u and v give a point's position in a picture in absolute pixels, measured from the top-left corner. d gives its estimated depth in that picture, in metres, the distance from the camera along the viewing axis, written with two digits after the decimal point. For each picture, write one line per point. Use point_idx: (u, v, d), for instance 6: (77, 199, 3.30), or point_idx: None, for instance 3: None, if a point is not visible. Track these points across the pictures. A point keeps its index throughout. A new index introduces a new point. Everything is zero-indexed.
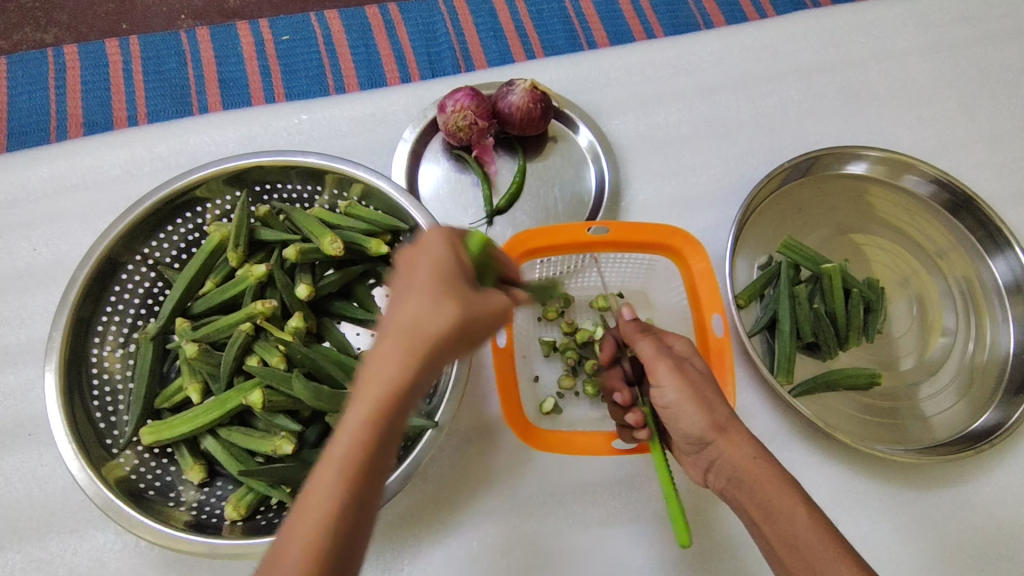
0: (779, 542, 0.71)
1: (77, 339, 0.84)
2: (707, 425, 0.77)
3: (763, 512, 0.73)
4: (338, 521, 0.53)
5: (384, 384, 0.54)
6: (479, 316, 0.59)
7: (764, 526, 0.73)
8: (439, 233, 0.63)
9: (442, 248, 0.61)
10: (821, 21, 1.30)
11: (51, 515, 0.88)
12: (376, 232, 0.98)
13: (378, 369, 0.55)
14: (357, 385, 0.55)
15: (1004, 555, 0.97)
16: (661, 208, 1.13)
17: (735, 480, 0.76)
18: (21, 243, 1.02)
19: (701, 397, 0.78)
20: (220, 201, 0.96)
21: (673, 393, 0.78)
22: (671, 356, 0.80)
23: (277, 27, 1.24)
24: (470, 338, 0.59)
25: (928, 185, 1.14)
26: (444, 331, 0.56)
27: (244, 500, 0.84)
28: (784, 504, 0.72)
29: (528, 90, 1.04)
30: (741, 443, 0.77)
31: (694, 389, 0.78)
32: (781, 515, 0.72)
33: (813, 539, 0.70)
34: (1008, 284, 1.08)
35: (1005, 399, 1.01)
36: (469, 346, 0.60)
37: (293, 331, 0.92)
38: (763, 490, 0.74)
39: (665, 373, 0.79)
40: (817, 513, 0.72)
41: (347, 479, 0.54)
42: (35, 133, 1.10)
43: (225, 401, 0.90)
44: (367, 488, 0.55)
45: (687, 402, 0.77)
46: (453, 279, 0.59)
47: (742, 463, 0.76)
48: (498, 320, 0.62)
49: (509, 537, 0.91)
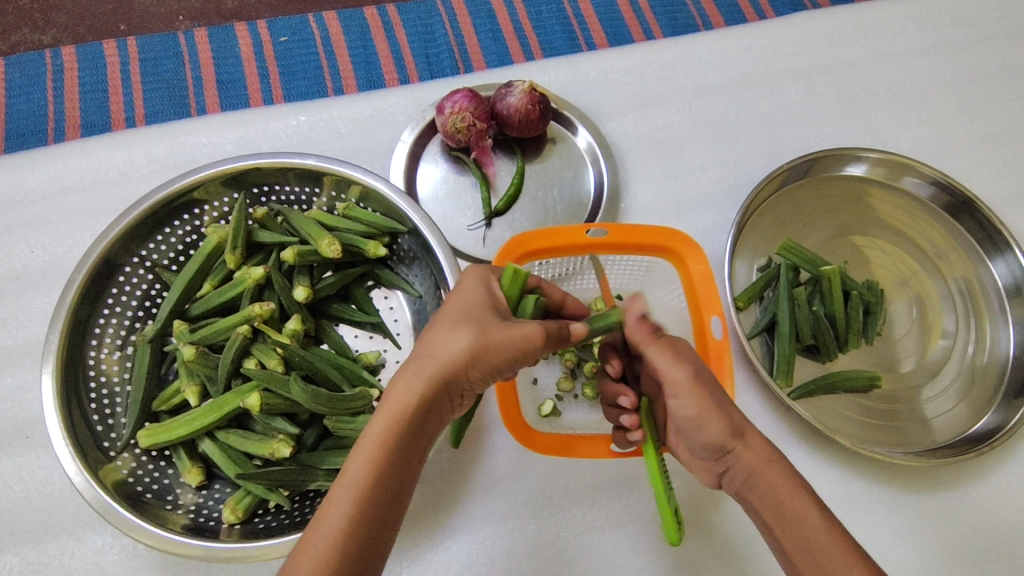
0: (792, 544, 0.71)
1: (75, 342, 0.84)
2: (728, 433, 0.76)
3: (776, 514, 0.72)
4: (349, 524, 0.60)
5: (397, 401, 0.64)
6: (494, 343, 0.66)
7: (776, 527, 0.73)
8: (474, 279, 0.74)
9: (473, 287, 0.73)
10: (820, 22, 1.30)
11: (49, 518, 0.88)
12: (373, 234, 0.98)
13: (396, 387, 0.65)
14: (379, 400, 0.66)
15: (1004, 558, 0.96)
16: (659, 210, 1.12)
17: (751, 485, 0.76)
18: (18, 244, 1.02)
19: (722, 407, 0.77)
20: (218, 203, 0.95)
21: (693, 404, 0.78)
22: (688, 366, 0.79)
23: (276, 28, 1.23)
24: (487, 363, 0.67)
25: (927, 187, 1.14)
26: (455, 353, 0.66)
27: (241, 503, 0.84)
28: (798, 506, 0.72)
29: (526, 92, 1.04)
30: (759, 449, 0.76)
31: (713, 400, 0.78)
32: (795, 517, 0.71)
33: (826, 541, 0.69)
34: (1007, 286, 1.08)
35: (1004, 402, 1.00)
36: (491, 374, 0.68)
37: (291, 334, 0.94)
38: (777, 493, 0.73)
39: (683, 386, 0.78)
40: (829, 515, 0.71)
41: (359, 484, 0.62)
42: (33, 136, 1.10)
43: (222, 404, 0.89)
44: (378, 493, 0.62)
45: (708, 413, 0.77)
46: (474, 314, 0.69)
47: (760, 469, 0.75)
48: (523, 348, 0.68)
49: (508, 540, 0.91)
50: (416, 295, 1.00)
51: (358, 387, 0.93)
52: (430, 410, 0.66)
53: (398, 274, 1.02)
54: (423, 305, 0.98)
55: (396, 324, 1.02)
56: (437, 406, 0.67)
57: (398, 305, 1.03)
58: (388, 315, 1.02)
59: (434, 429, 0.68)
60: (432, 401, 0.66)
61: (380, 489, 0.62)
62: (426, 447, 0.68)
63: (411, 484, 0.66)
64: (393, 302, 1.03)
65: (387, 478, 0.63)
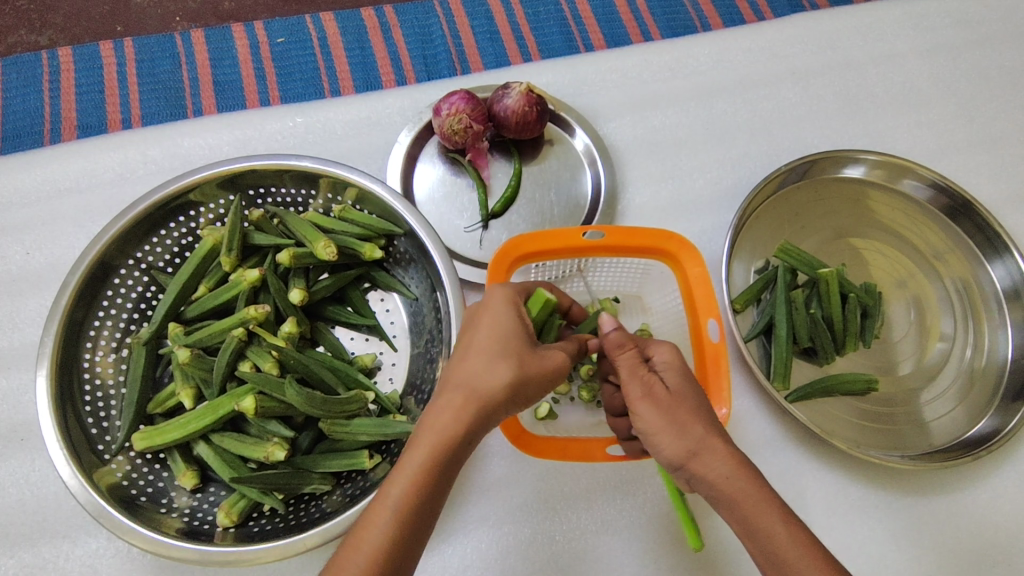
0: (762, 557, 0.69)
1: (69, 344, 0.83)
2: (680, 451, 0.72)
3: (744, 530, 0.69)
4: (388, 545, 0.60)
5: (442, 429, 0.64)
6: (530, 375, 0.69)
7: (745, 539, 0.70)
8: (502, 296, 0.74)
9: (505, 310, 0.73)
10: (819, 23, 1.30)
11: (44, 521, 0.88)
12: (369, 236, 0.98)
13: (443, 415, 0.65)
14: (420, 426, 0.65)
15: (1000, 561, 0.96)
16: (657, 212, 1.12)
17: (714, 498, 0.72)
18: (14, 247, 1.02)
19: (677, 423, 0.72)
20: (213, 204, 0.95)
21: (644, 421, 0.74)
22: (640, 379, 0.75)
23: (272, 29, 1.23)
24: (522, 394, 0.69)
25: (925, 189, 1.13)
26: (496, 385, 0.67)
27: (236, 507, 0.84)
28: (762, 521, 0.68)
29: (524, 93, 1.03)
30: (715, 462, 0.71)
31: (665, 413, 0.72)
32: (760, 532, 0.68)
33: (793, 556, 0.67)
34: (1006, 290, 1.08)
35: (1002, 406, 1.00)
36: (523, 404, 0.71)
37: (287, 336, 0.92)
38: (740, 508, 0.69)
39: (634, 403, 0.74)
40: (793, 523, 0.69)
41: (403, 503, 0.62)
42: (29, 137, 1.10)
43: (217, 407, 0.89)
44: (418, 520, 0.62)
45: (658, 430, 0.73)
46: (512, 344, 0.70)
47: (718, 483, 0.70)
48: (549, 380, 0.72)
49: (502, 543, 0.91)
50: (411, 298, 1.00)
51: (353, 390, 0.93)
52: (472, 440, 0.66)
53: (395, 276, 1.02)
54: (419, 307, 0.98)
55: (392, 326, 1.02)
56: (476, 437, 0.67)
57: (394, 307, 1.03)
58: (385, 317, 1.02)
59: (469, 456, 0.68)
60: (474, 430, 0.66)
61: (421, 515, 0.62)
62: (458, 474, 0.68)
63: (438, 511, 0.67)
64: (388, 304, 1.03)
65: (426, 503, 0.63)
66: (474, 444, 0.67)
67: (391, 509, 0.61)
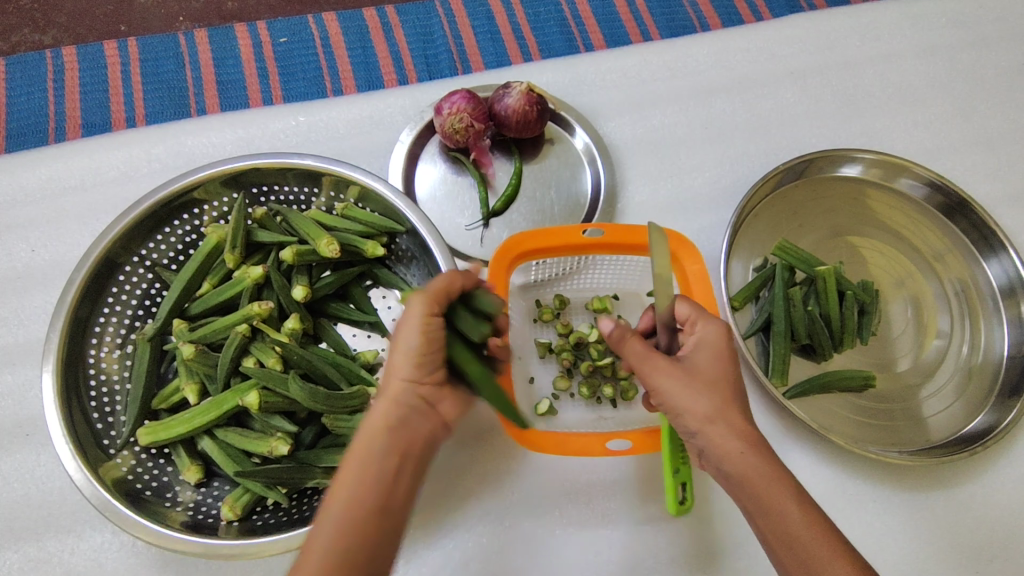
0: (775, 537, 0.70)
1: (74, 340, 0.84)
2: (695, 417, 0.73)
3: (756, 507, 0.71)
4: (338, 539, 0.63)
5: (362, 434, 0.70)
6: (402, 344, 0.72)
7: (756, 518, 0.72)
8: None
9: None
10: (817, 23, 1.31)
11: (48, 515, 0.89)
12: (371, 234, 0.99)
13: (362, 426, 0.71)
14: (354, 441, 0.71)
15: (997, 557, 0.97)
16: (657, 209, 1.13)
17: (725, 472, 0.73)
18: (19, 244, 1.03)
19: (697, 389, 0.74)
20: (218, 203, 0.96)
21: (663, 387, 0.75)
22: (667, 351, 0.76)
23: (275, 29, 1.24)
24: (414, 365, 0.72)
25: (922, 188, 1.15)
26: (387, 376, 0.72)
27: (240, 500, 0.85)
28: (777, 500, 0.71)
29: (525, 93, 1.04)
30: (729, 434, 0.73)
31: (688, 384, 0.74)
32: (775, 513, 0.70)
33: (805, 536, 0.69)
34: (1002, 287, 1.09)
35: (998, 402, 1.01)
36: (424, 369, 0.73)
37: (290, 333, 0.94)
38: (754, 487, 0.71)
39: (657, 371, 0.75)
40: (806, 504, 0.71)
41: (341, 505, 0.65)
42: (34, 135, 1.11)
43: (221, 402, 0.90)
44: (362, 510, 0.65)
45: (679, 396, 0.74)
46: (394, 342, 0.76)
47: (731, 457, 0.72)
48: (434, 317, 0.73)
49: (504, 537, 0.92)
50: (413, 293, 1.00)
51: (356, 386, 0.94)
52: (389, 425, 0.70)
53: (397, 274, 1.03)
54: None
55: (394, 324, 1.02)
56: (397, 420, 0.70)
57: (397, 304, 1.03)
58: (388, 314, 1.03)
59: (410, 440, 0.70)
60: (390, 417, 0.70)
61: (359, 502, 0.65)
62: (412, 464, 0.70)
63: (406, 496, 0.68)
64: (391, 302, 1.03)
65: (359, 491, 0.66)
66: (391, 426, 0.70)
67: (335, 509, 0.65)
